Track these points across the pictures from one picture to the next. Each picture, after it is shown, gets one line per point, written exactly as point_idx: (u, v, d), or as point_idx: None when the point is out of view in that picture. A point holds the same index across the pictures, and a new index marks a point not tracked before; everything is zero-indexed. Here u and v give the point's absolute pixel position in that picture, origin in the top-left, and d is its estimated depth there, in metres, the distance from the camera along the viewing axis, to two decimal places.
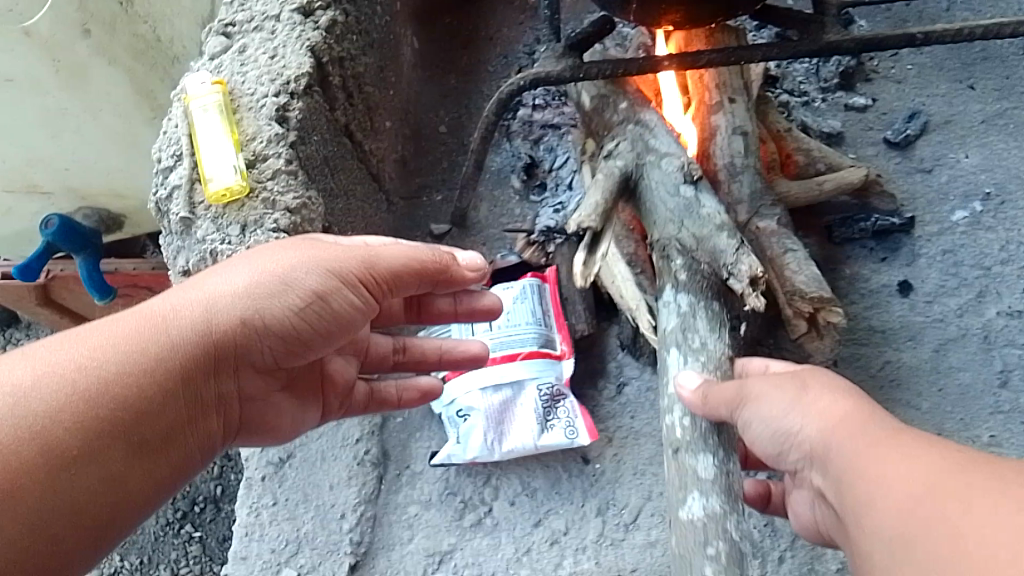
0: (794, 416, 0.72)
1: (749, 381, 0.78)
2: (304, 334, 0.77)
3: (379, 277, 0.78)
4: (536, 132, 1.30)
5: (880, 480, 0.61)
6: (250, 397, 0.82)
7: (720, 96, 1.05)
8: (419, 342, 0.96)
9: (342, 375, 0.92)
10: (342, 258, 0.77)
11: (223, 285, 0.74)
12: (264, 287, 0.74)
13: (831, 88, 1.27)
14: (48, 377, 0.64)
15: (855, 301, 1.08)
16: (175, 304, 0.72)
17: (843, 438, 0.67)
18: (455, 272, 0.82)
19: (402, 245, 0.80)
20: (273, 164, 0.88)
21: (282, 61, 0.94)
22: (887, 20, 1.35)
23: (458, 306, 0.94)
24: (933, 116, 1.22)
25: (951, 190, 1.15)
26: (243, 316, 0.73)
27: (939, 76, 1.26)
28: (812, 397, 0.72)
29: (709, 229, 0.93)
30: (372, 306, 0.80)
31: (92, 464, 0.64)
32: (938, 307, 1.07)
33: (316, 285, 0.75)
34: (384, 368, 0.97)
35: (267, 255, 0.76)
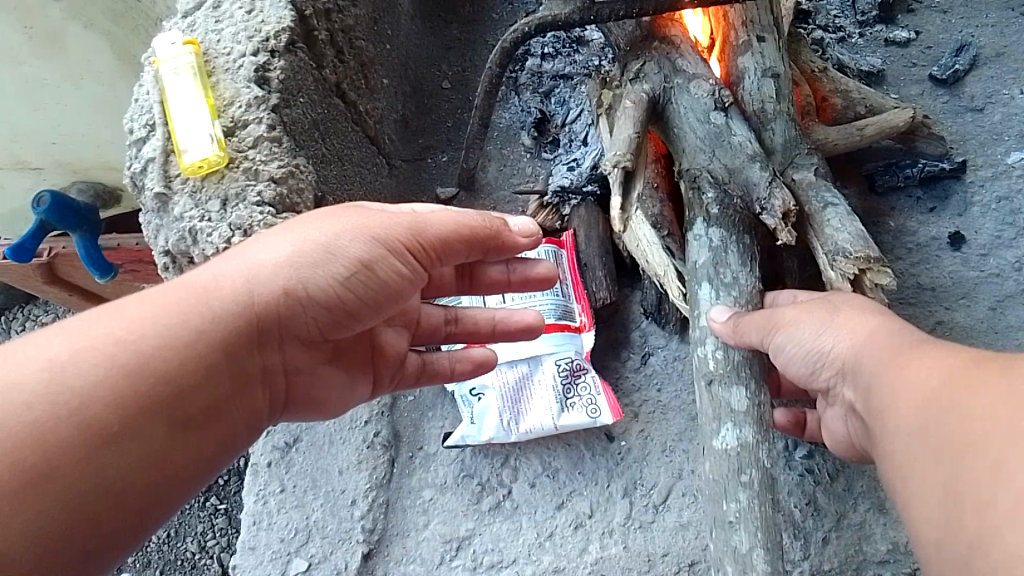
0: (825, 331, 0.69)
1: (782, 309, 0.74)
2: (352, 304, 0.67)
3: (426, 245, 0.69)
4: (546, 84, 1.21)
5: (898, 384, 0.58)
6: (299, 372, 0.71)
7: (746, 35, 0.94)
8: (472, 312, 0.86)
9: (394, 346, 0.82)
10: (387, 225, 0.67)
11: (265, 255, 0.64)
12: (308, 256, 0.64)
13: (870, 21, 1.16)
14: (86, 352, 0.54)
15: (901, 256, 0.99)
16: (215, 275, 0.62)
17: (873, 353, 0.63)
18: (507, 238, 0.74)
19: (450, 210, 0.71)
20: (254, 130, 0.81)
21: (260, 16, 0.85)
22: None
23: (512, 274, 0.84)
24: (984, 49, 1.10)
25: (1006, 130, 1.03)
26: (286, 286, 0.63)
27: (987, 6, 1.15)
28: (842, 317, 0.69)
29: (743, 160, 0.87)
30: (419, 276, 0.71)
31: (134, 443, 0.54)
32: (994, 261, 0.97)
33: (361, 253, 0.65)
34: (437, 339, 0.87)
35: (308, 223, 0.66)
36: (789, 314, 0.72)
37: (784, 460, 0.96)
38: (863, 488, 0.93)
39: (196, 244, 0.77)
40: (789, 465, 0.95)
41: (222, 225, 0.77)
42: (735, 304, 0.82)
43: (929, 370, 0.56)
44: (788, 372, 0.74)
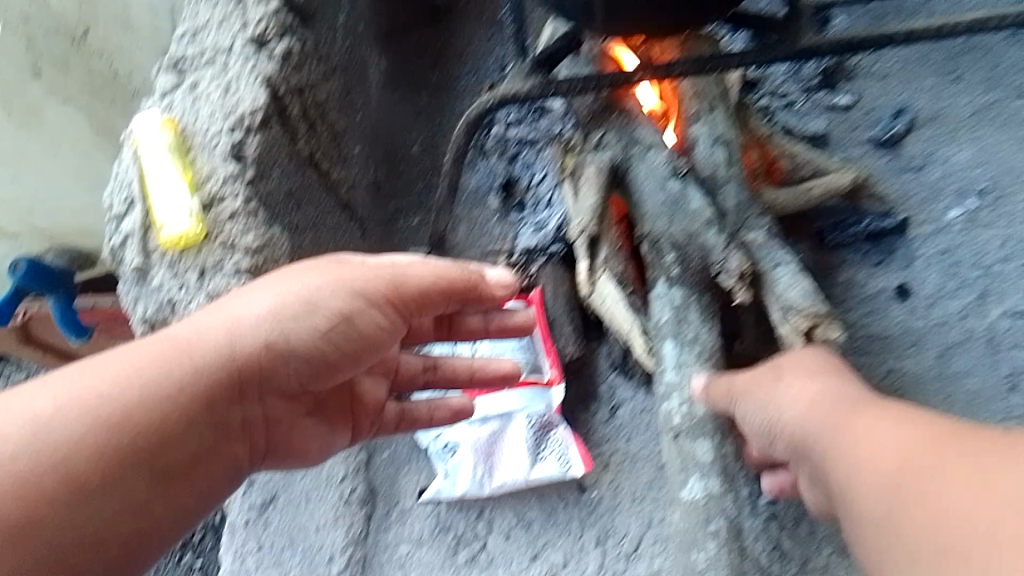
0: (782, 397, 0.76)
1: (738, 377, 0.82)
2: (331, 355, 0.72)
3: (405, 296, 0.75)
4: (512, 148, 1.26)
5: (846, 445, 0.64)
6: (281, 426, 0.74)
7: (696, 106, 1.00)
8: (450, 359, 0.89)
9: (372, 395, 0.84)
10: (367, 276, 0.74)
11: (248, 308, 0.69)
12: (289, 309, 0.70)
13: (813, 88, 1.20)
14: (70, 405, 0.58)
15: (852, 307, 1.04)
16: (198, 329, 0.66)
17: (822, 416, 0.70)
18: (484, 289, 0.80)
19: (428, 262, 0.78)
20: (230, 204, 0.85)
21: (235, 96, 0.90)
22: (867, 15, 1.24)
23: (490, 322, 0.91)
24: (921, 111, 1.15)
25: (944, 188, 1.09)
26: (268, 339, 0.68)
27: (925, 70, 1.19)
28: (789, 385, 0.77)
29: (698, 226, 0.93)
30: (400, 325, 0.77)
31: (117, 493, 0.58)
32: (939, 310, 1.02)
33: (340, 306, 0.71)
34: (417, 386, 0.90)
35: (288, 276, 0.72)
36: (743, 383, 0.80)
37: (751, 507, 0.97)
38: (826, 532, 0.96)
39: (175, 314, 0.82)
40: (754, 511, 0.98)
41: (199, 295, 0.82)
42: (697, 362, 0.90)
43: (878, 435, 0.62)
44: (753, 440, 0.81)
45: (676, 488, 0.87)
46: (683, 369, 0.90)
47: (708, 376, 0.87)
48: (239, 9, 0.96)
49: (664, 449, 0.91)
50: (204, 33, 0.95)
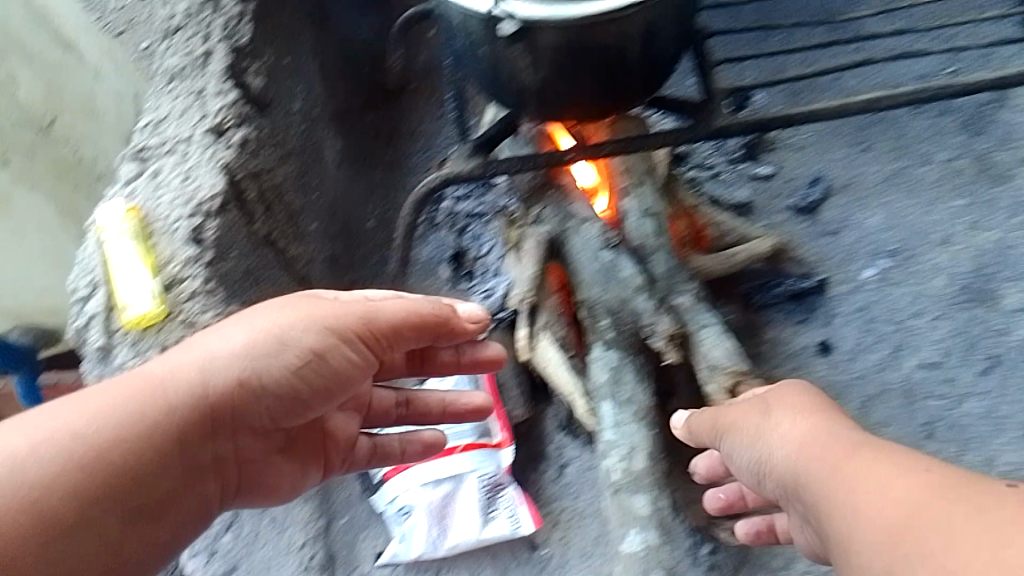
0: (772, 436, 0.75)
1: (726, 415, 0.82)
2: (302, 393, 0.74)
3: (377, 331, 0.76)
4: (461, 222, 1.33)
5: (839, 487, 0.63)
6: (252, 462, 0.78)
7: (625, 183, 1.08)
8: (422, 397, 0.92)
9: (343, 430, 0.87)
10: (341, 313, 0.75)
11: (220, 345, 0.71)
12: (261, 346, 0.71)
13: (737, 159, 1.30)
14: (43, 446, 0.63)
15: (778, 364, 1.12)
16: (171, 367, 0.70)
17: (814, 454, 0.69)
18: (456, 324, 0.81)
19: (402, 297, 0.79)
20: (190, 285, 0.91)
21: (195, 183, 0.97)
22: (782, 93, 1.38)
23: (462, 356, 0.93)
24: (836, 179, 1.25)
25: (859, 250, 1.18)
26: (239, 376, 0.70)
27: (838, 143, 1.29)
28: (779, 422, 0.76)
29: (630, 292, 1.01)
30: (371, 363, 0.78)
31: (84, 531, 0.62)
32: (859, 364, 1.10)
33: (313, 343, 0.73)
34: (389, 421, 0.92)
35: (262, 312, 0.74)
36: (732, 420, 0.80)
37: None
38: None
39: None
40: None
41: None
42: (634, 421, 0.96)
43: (872, 478, 0.61)
44: (742, 478, 0.81)
45: (618, 541, 0.93)
46: (621, 428, 0.96)
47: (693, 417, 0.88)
48: (198, 102, 1.03)
49: (607, 506, 0.96)
50: (166, 124, 1.02)
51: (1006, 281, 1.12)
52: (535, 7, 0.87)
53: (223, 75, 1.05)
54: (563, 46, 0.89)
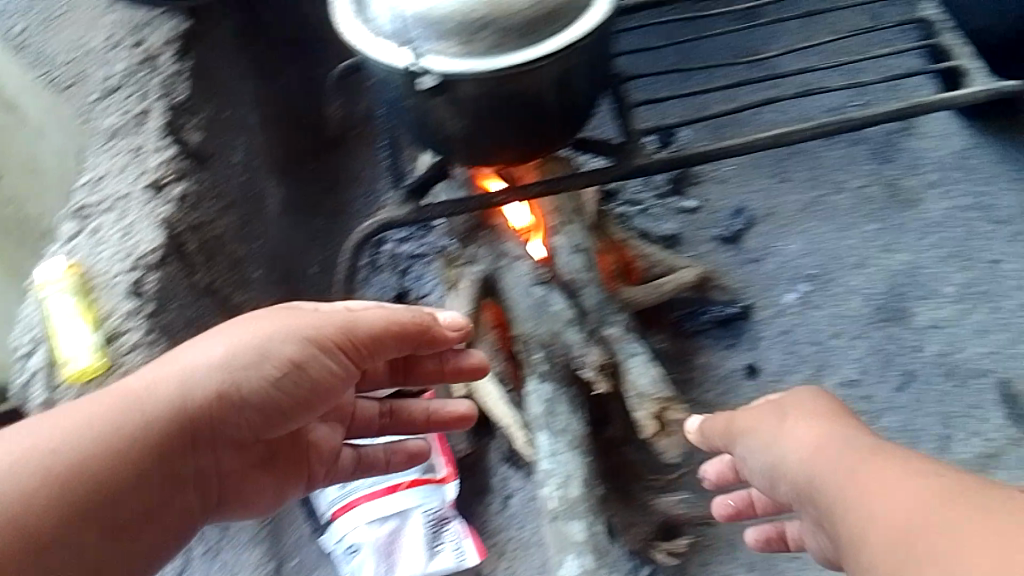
0: (782, 437, 0.73)
1: (737, 418, 0.81)
2: (281, 403, 0.77)
3: (357, 341, 0.80)
4: (403, 263, 1.37)
5: (851, 487, 0.60)
6: (229, 472, 0.81)
7: (556, 220, 1.12)
8: (405, 405, 0.97)
9: (326, 441, 0.92)
10: (320, 325, 0.79)
11: (199, 359, 0.74)
12: (240, 359, 0.75)
13: (664, 194, 1.37)
14: (23, 463, 0.65)
15: (709, 388, 1.16)
16: (151, 381, 0.72)
17: (828, 462, 0.65)
18: (435, 332, 0.85)
19: (382, 307, 0.83)
20: (131, 337, 0.95)
21: (134, 238, 1.00)
22: (706, 129, 1.46)
23: (445, 364, 0.95)
24: (757, 210, 1.33)
25: (779, 276, 1.25)
26: (219, 389, 0.73)
27: (756, 174, 1.37)
28: (790, 425, 0.74)
29: (559, 325, 1.06)
30: (352, 371, 0.81)
31: (66, 546, 0.64)
32: (784, 385, 1.15)
33: (293, 354, 0.76)
34: (373, 431, 0.98)
35: (241, 326, 0.77)
36: (744, 423, 0.78)
37: None
38: None
39: None
40: None
41: None
42: (567, 449, 1.00)
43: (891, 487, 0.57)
44: (754, 482, 0.77)
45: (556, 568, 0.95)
46: (557, 457, 1.00)
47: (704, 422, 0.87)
48: (136, 159, 1.06)
49: (546, 533, 0.99)
50: (104, 181, 1.05)
51: (915, 300, 1.19)
52: (453, 62, 0.91)
53: (159, 133, 1.09)
54: (484, 94, 0.93)
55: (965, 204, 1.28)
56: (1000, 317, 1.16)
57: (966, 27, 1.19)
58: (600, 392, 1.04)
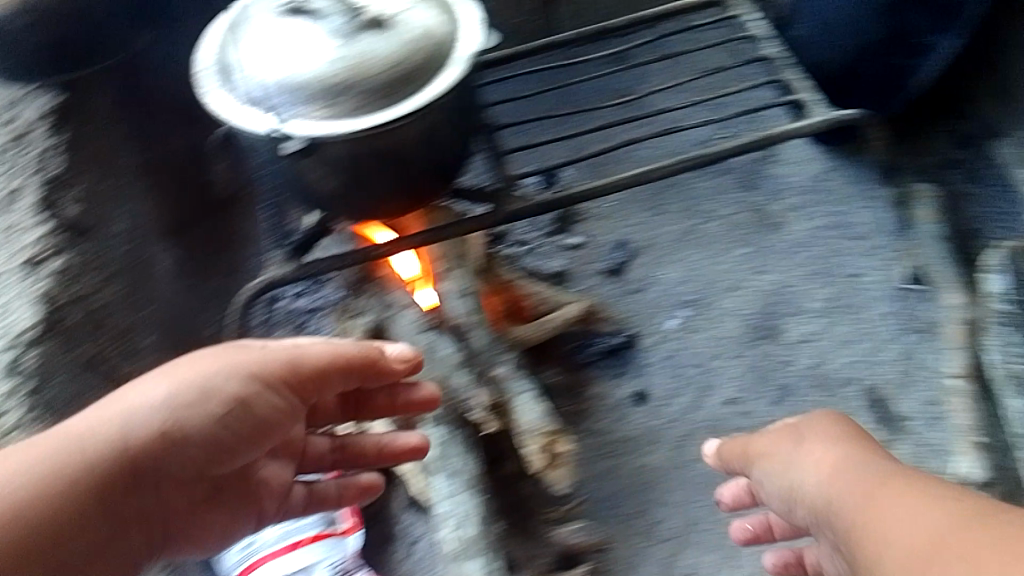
0: (799, 460, 0.75)
1: (756, 441, 0.82)
2: (225, 437, 0.78)
3: (303, 375, 0.83)
4: (299, 318, 1.36)
5: (871, 512, 0.63)
6: (179, 515, 0.79)
7: (442, 267, 1.17)
8: (356, 440, 0.94)
9: (278, 479, 0.89)
10: (265, 362, 0.81)
11: (143, 397, 0.74)
12: (184, 397, 0.75)
13: (550, 233, 1.43)
14: None
15: (602, 417, 1.20)
16: (93, 421, 0.72)
17: (849, 484, 0.67)
18: (383, 364, 0.87)
19: (329, 343, 0.85)
20: (12, 418, 0.93)
21: (10, 317, 0.99)
22: (586, 168, 1.53)
23: (396, 399, 0.95)
24: (637, 243, 1.40)
25: (661, 304, 1.32)
26: (164, 426, 0.74)
27: (634, 207, 1.46)
28: (807, 448, 0.76)
29: (448, 370, 1.09)
30: (293, 406, 0.84)
31: None
32: (671, 408, 1.20)
33: (237, 391, 0.78)
34: (325, 467, 0.94)
35: (185, 364, 0.78)
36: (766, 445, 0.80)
37: None
38: None
39: None
40: None
41: None
42: (464, 489, 1.01)
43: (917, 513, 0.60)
44: (772, 504, 0.80)
45: None
46: (454, 497, 1.01)
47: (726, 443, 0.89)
48: (9, 238, 1.06)
49: None
50: None
51: (786, 317, 1.27)
52: (317, 124, 0.95)
53: (33, 210, 1.09)
54: (352, 154, 0.98)
55: (825, 223, 1.38)
56: (862, 326, 1.24)
57: (810, 59, 1.29)
58: (490, 433, 1.08)
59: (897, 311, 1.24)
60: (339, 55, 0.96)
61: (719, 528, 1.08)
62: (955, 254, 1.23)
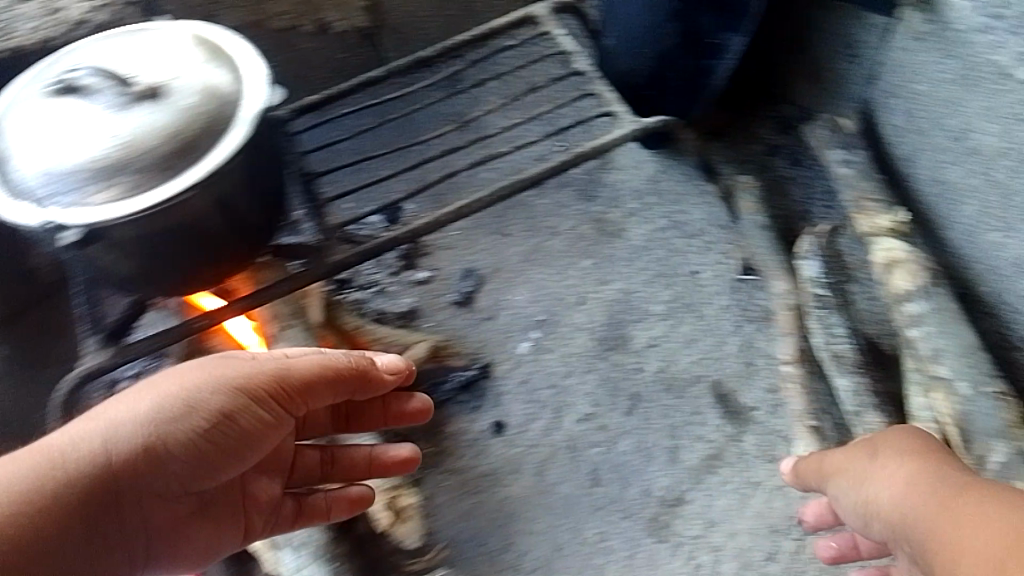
0: (875, 477, 0.85)
1: (834, 456, 0.93)
2: (209, 449, 0.86)
3: (288, 388, 0.91)
4: None
5: (946, 525, 0.73)
6: (167, 518, 0.89)
7: (277, 328, 1.17)
8: (347, 451, 1.05)
9: (267, 490, 1.00)
10: (251, 376, 0.89)
11: (129, 413, 0.84)
12: (168, 412, 0.84)
13: (398, 270, 1.40)
14: None
15: (462, 454, 1.18)
16: (82, 436, 0.82)
17: (919, 501, 0.78)
18: (368, 373, 0.97)
19: (315, 357, 0.94)
20: None
21: None
22: (429, 198, 1.52)
23: (388, 410, 1.09)
24: (484, 269, 1.39)
25: (513, 327, 1.31)
26: (147, 441, 0.83)
27: (480, 233, 1.44)
28: (881, 463, 0.86)
29: None
30: (282, 417, 0.92)
31: None
32: (529, 434, 1.19)
33: (221, 406, 0.86)
34: (315, 478, 1.05)
35: (173, 379, 0.87)
36: (840, 459, 0.91)
37: None
38: None
39: None
40: None
41: None
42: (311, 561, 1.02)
43: (989, 518, 0.72)
44: (847, 519, 0.91)
45: None
46: (302, 570, 1.02)
47: (799, 460, 1.01)
48: None
49: None
50: None
51: (633, 324, 1.29)
52: (91, 211, 0.90)
53: None
54: (138, 235, 0.93)
55: (664, 224, 1.41)
56: (704, 324, 1.28)
57: (617, 69, 1.31)
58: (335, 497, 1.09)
59: (732, 306, 1.29)
60: (113, 136, 0.91)
61: (583, 549, 1.09)
62: (778, 242, 1.27)
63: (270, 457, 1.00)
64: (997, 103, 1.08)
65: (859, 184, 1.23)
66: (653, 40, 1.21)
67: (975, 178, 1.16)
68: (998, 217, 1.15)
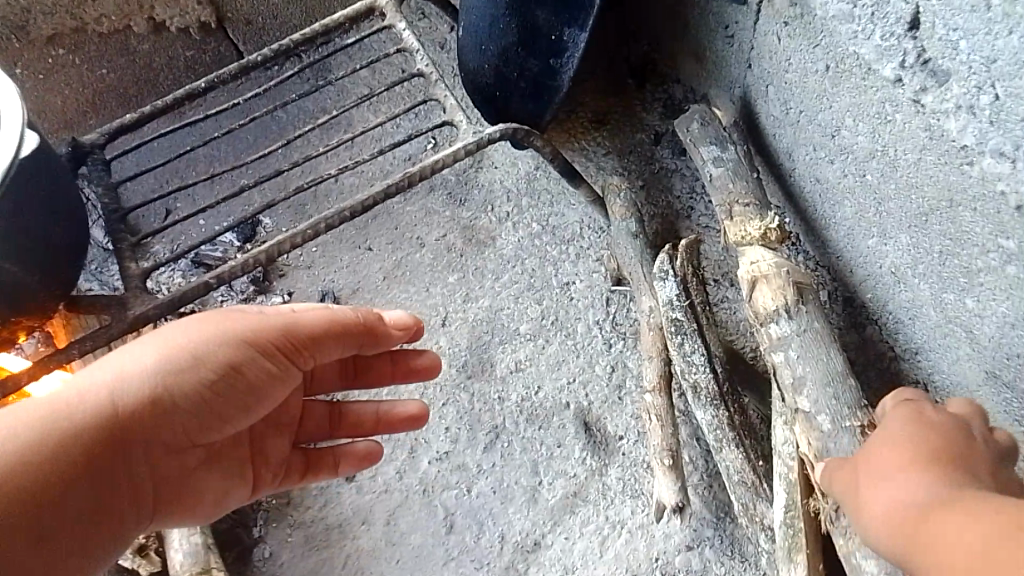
0: (864, 510, 0.73)
1: (831, 470, 0.80)
2: (220, 400, 0.75)
3: (297, 341, 0.79)
4: None
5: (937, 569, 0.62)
6: (170, 477, 0.78)
7: None
8: (355, 406, 0.95)
9: (271, 448, 0.90)
10: (260, 326, 0.77)
11: (131, 365, 0.72)
12: (174, 362, 0.73)
13: (250, 296, 1.29)
14: None
15: (307, 505, 1.09)
16: (81, 388, 0.69)
17: (906, 539, 0.67)
18: (382, 330, 0.83)
19: (323, 306, 0.82)
20: None
21: None
22: (288, 210, 1.40)
23: (397, 364, 0.95)
24: (341, 290, 1.29)
25: None
26: (154, 392, 0.72)
27: (341, 248, 1.33)
28: (865, 487, 0.74)
29: None
30: (291, 370, 0.80)
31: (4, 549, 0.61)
32: (382, 479, 1.11)
33: (228, 357, 0.75)
34: (322, 435, 0.95)
35: (174, 330, 0.75)
36: (838, 483, 0.78)
37: None
38: None
39: None
40: None
41: None
42: None
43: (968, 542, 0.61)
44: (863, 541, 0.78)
45: None
46: None
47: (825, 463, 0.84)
48: None
49: None
50: None
51: (497, 347, 1.20)
52: None
53: None
54: None
55: (537, 229, 1.30)
56: (573, 343, 1.18)
57: (465, 67, 1.18)
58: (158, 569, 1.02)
59: (603, 322, 1.19)
60: None
61: None
62: (649, 251, 1.17)
63: (276, 413, 0.90)
64: (862, 101, 0.97)
65: (729, 185, 1.14)
66: (497, 36, 1.11)
67: (850, 178, 1.06)
68: (874, 221, 1.05)
